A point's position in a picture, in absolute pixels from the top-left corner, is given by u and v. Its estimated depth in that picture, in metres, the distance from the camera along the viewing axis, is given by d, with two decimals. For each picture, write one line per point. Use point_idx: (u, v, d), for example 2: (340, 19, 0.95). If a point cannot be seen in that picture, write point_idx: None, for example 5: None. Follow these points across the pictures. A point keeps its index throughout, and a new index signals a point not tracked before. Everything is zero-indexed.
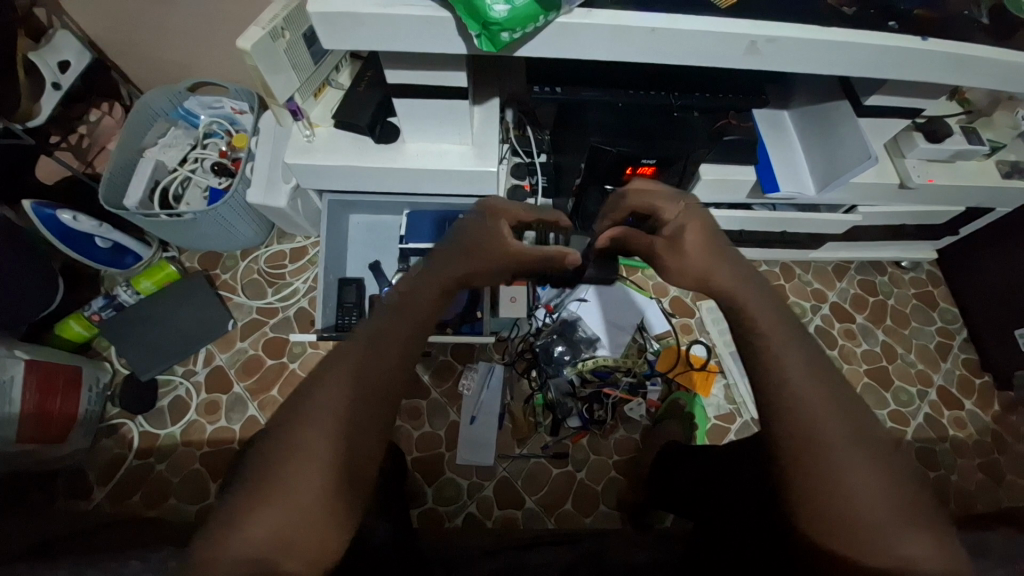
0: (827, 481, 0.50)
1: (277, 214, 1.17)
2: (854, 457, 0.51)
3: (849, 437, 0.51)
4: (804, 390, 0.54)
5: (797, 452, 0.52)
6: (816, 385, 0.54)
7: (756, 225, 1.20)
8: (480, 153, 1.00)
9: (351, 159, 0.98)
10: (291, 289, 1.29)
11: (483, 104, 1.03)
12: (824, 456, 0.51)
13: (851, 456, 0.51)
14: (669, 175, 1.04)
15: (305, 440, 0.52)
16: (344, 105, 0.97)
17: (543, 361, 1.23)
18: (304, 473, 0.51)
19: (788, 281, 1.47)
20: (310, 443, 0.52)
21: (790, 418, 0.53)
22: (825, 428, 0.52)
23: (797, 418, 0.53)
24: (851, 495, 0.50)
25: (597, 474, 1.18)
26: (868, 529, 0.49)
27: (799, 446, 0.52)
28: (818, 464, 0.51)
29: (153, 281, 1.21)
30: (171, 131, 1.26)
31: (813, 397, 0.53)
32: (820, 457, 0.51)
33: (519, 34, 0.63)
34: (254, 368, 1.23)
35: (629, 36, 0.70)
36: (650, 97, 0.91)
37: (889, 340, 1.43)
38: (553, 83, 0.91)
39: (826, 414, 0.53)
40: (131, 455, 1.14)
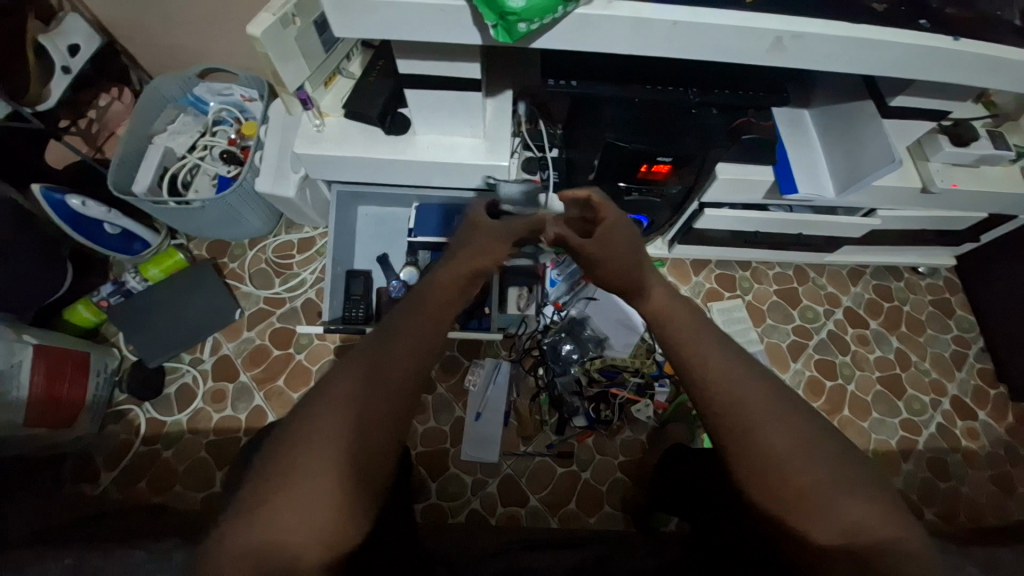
0: (773, 455, 0.52)
1: (286, 204, 1.15)
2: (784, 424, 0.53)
3: (776, 406, 0.54)
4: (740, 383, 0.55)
5: (740, 430, 0.53)
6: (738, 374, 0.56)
7: (772, 227, 1.18)
8: (492, 147, 0.98)
9: (360, 150, 0.96)
10: (299, 279, 1.28)
11: (496, 96, 1.01)
12: (758, 430, 0.53)
13: (781, 426, 0.53)
14: (684, 173, 0.99)
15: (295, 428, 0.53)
16: (355, 95, 0.96)
17: (551, 359, 1.22)
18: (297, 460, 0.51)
19: (802, 284, 1.44)
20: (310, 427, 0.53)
21: (724, 401, 0.54)
22: (758, 404, 0.54)
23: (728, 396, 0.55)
24: (790, 461, 0.52)
25: (602, 474, 1.17)
26: (810, 495, 0.51)
27: (742, 426, 0.53)
28: (763, 440, 0.52)
29: (160, 269, 1.21)
30: (180, 117, 1.25)
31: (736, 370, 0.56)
32: (751, 431, 0.53)
33: (538, 24, 0.61)
34: (261, 358, 1.22)
35: (651, 29, 0.67)
36: (668, 93, 0.89)
37: (903, 347, 1.41)
38: (569, 76, 0.89)
39: (757, 391, 0.55)
40: (138, 442, 1.15)
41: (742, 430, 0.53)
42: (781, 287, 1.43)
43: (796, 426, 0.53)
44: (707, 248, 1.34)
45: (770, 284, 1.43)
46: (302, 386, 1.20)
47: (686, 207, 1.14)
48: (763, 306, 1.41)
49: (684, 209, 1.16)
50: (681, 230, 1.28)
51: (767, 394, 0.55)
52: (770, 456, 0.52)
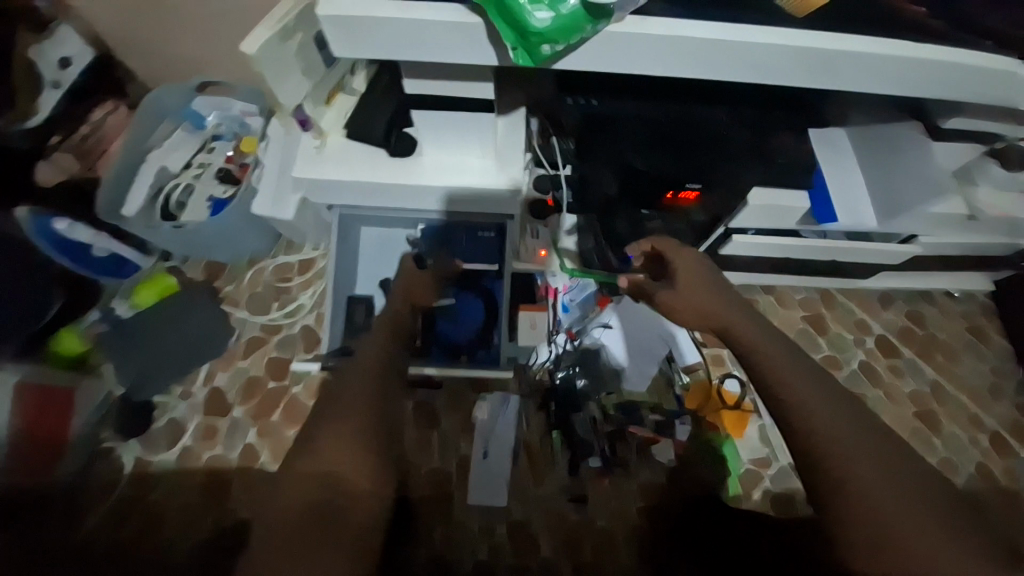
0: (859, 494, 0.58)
1: (285, 226, 1.08)
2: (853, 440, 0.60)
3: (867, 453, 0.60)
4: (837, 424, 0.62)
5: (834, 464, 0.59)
6: (837, 415, 0.62)
7: (803, 254, 1.09)
8: (503, 170, 0.91)
9: (360, 173, 0.89)
10: (297, 305, 1.20)
11: (507, 115, 0.91)
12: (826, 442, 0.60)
13: (849, 437, 0.61)
14: (711, 201, 0.93)
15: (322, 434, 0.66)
16: (358, 113, 0.88)
17: (563, 394, 1.14)
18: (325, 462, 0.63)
19: (829, 309, 1.36)
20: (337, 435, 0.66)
21: (815, 436, 0.61)
22: (826, 416, 0.62)
23: (805, 408, 0.63)
24: (852, 474, 0.59)
25: (618, 521, 1.09)
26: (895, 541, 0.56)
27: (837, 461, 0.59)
28: (854, 480, 0.58)
29: (152, 293, 1.13)
30: (177, 133, 1.17)
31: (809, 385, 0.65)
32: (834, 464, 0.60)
33: (561, 46, 0.55)
34: (254, 391, 1.14)
35: (685, 48, 0.60)
36: (695, 116, 0.83)
37: (939, 379, 1.31)
38: (589, 93, 0.82)
39: (852, 434, 0.61)
40: (126, 480, 1.08)
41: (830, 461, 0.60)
42: (807, 313, 1.35)
43: (864, 442, 0.60)
44: (730, 273, 1.26)
45: (795, 309, 1.35)
46: (298, 423, 1.12)
47: (710, 233, 1.04)
48: (789, 334, 1.33)
49: (708, 235, 1.06)
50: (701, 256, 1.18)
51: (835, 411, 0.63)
52: (833, 465, 0.60)
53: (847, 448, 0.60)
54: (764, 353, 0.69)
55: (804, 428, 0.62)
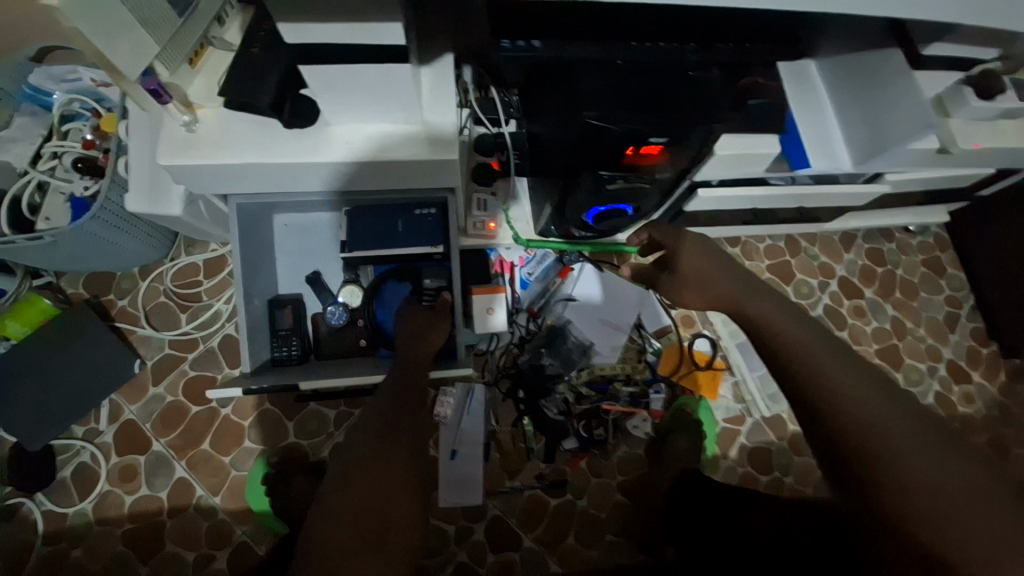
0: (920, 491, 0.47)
1: (175, 223, 0.88)
2: (952, 477, 0.47)
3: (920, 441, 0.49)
4: (881, 404, 0.51)
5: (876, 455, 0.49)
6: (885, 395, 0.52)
7: (769, 202, 1.01)
8: (435, 137, 0.75)
9: (252, 154, 0.70)
10: (211, 313, 1.03)
11: (432, 64, 0.77)
12: (910, 484, 0.47)
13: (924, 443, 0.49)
14: (677, 155, 0.80)
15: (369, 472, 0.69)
16: (233, 74, 0.68)
17: (531, 379, 1.06)
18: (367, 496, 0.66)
19: (794, 256, 1.32)
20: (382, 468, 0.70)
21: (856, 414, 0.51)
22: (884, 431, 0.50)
23: (859, 415, 0.51)
24: (953, 520, 0.45)
25: (599, 500, 1.07)
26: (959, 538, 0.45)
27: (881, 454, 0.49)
28: (912, 478, 0.47)
29: (23, 323, 0.93)
30: (16, 119, 0.93)
31: (880, 396, 0.52)
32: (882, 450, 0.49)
33: None
34: (177, 419, 0.99)
35: None
36: (657, 52, 0.70)
37: (898, 315, 1.33)
38: (532, 34, 0.67)
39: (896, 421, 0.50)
40: (35, 543, 0.92)
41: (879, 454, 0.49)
42: (772, 262, 1.31)
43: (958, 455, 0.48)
44: (697, 230, 1.18)
45: (761, 260, 1.30)
46: (235, 446, 0.98)
47: (675, 191, 0.94)
48: None
49: (673, 193, 0.96)
50: (669, 213, 1.09)
51: (918, 432, 0.49)
52: (901, 480, 0.48)
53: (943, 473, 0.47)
54: (807, 344, 0.57)
55: (861, 436, 0.50)
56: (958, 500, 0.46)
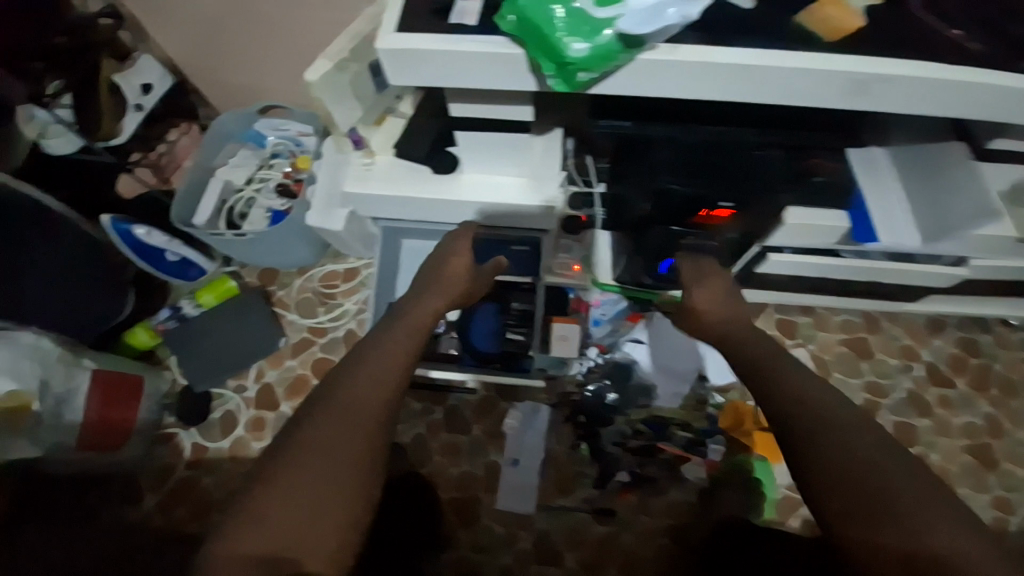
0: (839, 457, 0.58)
1: (332, 236, 1.15)
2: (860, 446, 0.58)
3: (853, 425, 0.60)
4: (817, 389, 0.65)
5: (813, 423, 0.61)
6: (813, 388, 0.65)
7: (842, 274, 1.08)
8: (538, 187, 0.95)
9: (406, 188, 0.95)
10: (342, 309, 1.28)
11: (543, 135, 0.96)
12: (829, 439, 0.60)
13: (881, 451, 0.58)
14: (745, 219, 0.92)
15: (302, 471, 0.63)
16: (404, 135, 0.96)
17: (593, 408, 1.14)
18: (308, 511, 0.62)
19: (873, 334, 1.30)
20: (316, 483, 0.63)
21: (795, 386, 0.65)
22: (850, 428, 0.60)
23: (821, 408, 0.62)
24: (846, 470, 0.57)
25: (645, 538, 1.10)
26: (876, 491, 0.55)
27: (816, 420, 0.61)
28: (830, 441, 0.59)
29: (214, 295, 1.23)
30: (240, 151, 1.27)
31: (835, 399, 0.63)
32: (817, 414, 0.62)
33: (597, 73, 0.58)
34: (301, 387, 1.23)
35: (721, 73, 0.62)
36: (728, 135, 0.83)
37: (995, 414, 1.24)
38: (623, 116, 0.84)
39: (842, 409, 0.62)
40: (180, 466, 1.17)
41: (815, 416, 0.62)
42: (849, 337, 1.30)
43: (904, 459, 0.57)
44: (767, 294, 1.24)
45: (835, 333, 1.30)
46: None
47: (746, 253, 1.04)
48: (828, 357, 1.28)
49: (743, 255, 1.06)
50: (740, 275, 1.17)
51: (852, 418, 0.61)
52: (826, 444, 0.59)
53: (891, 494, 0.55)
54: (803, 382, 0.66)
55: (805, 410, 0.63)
56: (864, 464, 0.57)
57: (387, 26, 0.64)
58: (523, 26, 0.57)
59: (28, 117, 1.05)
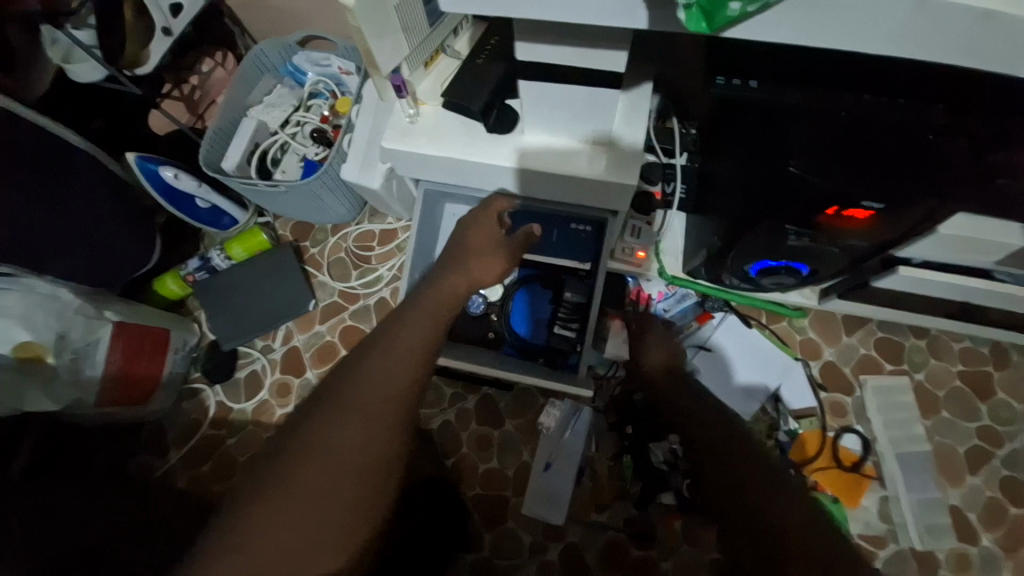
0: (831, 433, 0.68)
1: (368, 194, 1.02)
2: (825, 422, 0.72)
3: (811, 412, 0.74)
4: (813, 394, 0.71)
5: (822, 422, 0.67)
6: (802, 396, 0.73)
7: (994, 301, 0.84)
8: (616, 162, 0.76)
9: (455, 149, 0.79)
10: (376, 275, 1.18)
11: (628, 92, 0.78)
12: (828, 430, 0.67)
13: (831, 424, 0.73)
14: (881, 227, 0.71)
15: (344, 421, 0.56)
16: (458, 81, 0.78)
17: (643, 416, 1.01)
18: (345, 464, 0.54)
19: (998, 369, 1.07)
20: (358, 432, 0.56)
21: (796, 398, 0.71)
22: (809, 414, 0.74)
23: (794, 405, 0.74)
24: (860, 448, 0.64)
25: (686, 569, 0.98)
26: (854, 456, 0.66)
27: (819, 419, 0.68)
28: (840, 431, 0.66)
29: (244, 248, 1.16)
30: (277, 89, 1.13)
31: None
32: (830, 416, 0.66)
33: (754, 5, 0.39)
34: (329, 355, 1.16)
35: (948, 22, 0.40)
36: (892, 112, 0.61)
37: None
38: (746, 73, 0.64)
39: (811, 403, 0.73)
40: (206, 424, 1.14)
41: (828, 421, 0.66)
42: (967, 370, 1.07)
43: None
44: (872, 308, 1.03)
45: (950, 363, 1.08)
46: None
47: (866, 262, 0.83)
48: (937, 392, 1.07)
49: (860, 264, 0.85)
50: (846, 284, 0.96)
51: None
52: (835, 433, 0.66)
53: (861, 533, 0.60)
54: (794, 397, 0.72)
55: None
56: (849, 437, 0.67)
57: None
58: None
59: (51, 40, 0.95)
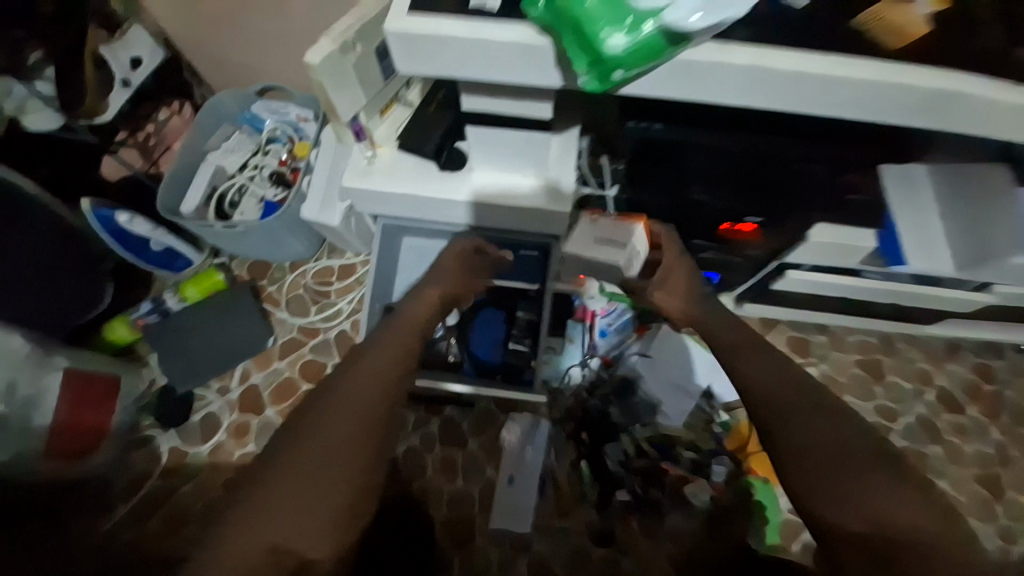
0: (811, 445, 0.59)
1: (328, 232, 1.08)
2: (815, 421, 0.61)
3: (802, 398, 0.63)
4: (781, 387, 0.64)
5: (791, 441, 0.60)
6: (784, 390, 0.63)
7: (867, 295, 1.02)
8: (553, 194, 0.88)
9: (411, 186, 0.89)
10: (335, 309, 1.22)
11: (562, 133, 0.90)
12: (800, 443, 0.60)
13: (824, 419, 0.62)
14: (770, 237, 0.87)
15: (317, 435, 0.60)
16: (412, 128, 0.89)
17: (597, 425, 1.09)
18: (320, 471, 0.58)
19: (887, 356, 1.26)
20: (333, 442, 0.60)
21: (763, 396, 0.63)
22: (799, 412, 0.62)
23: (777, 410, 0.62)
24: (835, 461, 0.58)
25: (644, 563, 1.05)
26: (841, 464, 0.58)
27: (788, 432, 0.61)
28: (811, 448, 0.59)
29: (199, 289, 1.17)
30: (235, 135, 1.19)
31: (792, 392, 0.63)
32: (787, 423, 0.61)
33: (636, 71, 0.52)
34: (289, 392, 1.16)
35: (770, 81, 0.56)
36: (766, 145, 0.76)
37: (1008, 442, 1.20)
38: (653, 118, 0.76)
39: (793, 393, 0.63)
40: (157, 473, 1.10)
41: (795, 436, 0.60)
42: (864, 358, 1.25)
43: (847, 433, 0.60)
44: (780, 309, 1.19)
45: (850, 353, 1.26)
46: None
47: (765, 268, 1.00)
48: (841, 378, 1.24)
49: (761, 270, 1.01)
50: (755, 289, 1.12)
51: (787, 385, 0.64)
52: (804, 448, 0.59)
53: (886, 507, 0.55)
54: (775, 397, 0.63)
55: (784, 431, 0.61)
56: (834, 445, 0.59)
57: (400, 6, 0.57)
58: (556, 15, 0.51)
59: (5, 91, 0.99)
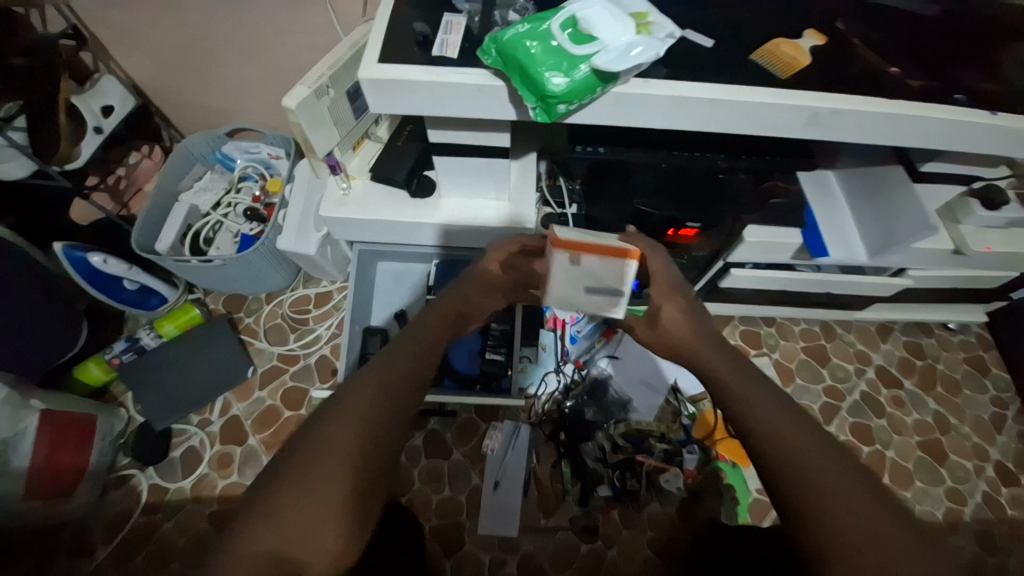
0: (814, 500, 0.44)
1: (304, 261, 1.13)
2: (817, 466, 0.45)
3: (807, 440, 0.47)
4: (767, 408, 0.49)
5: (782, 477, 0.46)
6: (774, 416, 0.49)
7: (802, 286, 1.14)
8: (517, 212, 0.96)
9: (384, 212, 0.95)
10: (314, 335, 1.25)
11: (520, 160, 1.00)
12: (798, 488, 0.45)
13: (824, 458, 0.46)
14: (710, 239, 0.98)
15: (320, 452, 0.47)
16: (382, 159, 0.96)
17: (573, 424, 1.16)
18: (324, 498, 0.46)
19: (829, 341, 1.39)
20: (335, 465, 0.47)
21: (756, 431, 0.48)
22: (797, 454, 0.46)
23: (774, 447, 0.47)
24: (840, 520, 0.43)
25: (628, 553, 1.11)
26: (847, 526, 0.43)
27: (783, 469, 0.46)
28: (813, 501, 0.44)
29: (176, 325, 1.18)
30: (207, 175, 1.23)
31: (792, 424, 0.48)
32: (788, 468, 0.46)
33: (575, 105, 0.61)
34: (271, 419, 1.18)
35: (688, 106, 0.66)
36: (698, 160, 0.87)
37: (941, 410, 1.33)
38: (596, 142, 0.87)
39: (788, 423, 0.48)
40: (138, 511, 1.09)
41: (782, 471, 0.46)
42: (808, 345, 1.39)
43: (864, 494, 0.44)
44: (730, 306, 1.31)
45: (796, 341, 1.39)
46: None
47: (711, 269, 1.11)
48: (791, 364, 1.36)
49: (708, 270, 1.13)
50: (705, 288, 1.24)
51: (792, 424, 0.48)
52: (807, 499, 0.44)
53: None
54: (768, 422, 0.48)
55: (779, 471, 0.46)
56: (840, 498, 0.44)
57: (370, 55, 0.65)
58: (505, 61, 0.60)
59: None
